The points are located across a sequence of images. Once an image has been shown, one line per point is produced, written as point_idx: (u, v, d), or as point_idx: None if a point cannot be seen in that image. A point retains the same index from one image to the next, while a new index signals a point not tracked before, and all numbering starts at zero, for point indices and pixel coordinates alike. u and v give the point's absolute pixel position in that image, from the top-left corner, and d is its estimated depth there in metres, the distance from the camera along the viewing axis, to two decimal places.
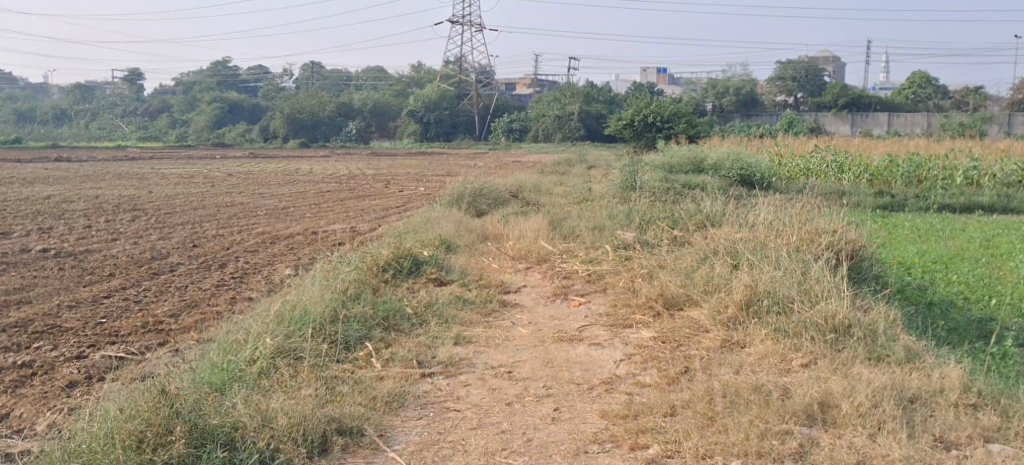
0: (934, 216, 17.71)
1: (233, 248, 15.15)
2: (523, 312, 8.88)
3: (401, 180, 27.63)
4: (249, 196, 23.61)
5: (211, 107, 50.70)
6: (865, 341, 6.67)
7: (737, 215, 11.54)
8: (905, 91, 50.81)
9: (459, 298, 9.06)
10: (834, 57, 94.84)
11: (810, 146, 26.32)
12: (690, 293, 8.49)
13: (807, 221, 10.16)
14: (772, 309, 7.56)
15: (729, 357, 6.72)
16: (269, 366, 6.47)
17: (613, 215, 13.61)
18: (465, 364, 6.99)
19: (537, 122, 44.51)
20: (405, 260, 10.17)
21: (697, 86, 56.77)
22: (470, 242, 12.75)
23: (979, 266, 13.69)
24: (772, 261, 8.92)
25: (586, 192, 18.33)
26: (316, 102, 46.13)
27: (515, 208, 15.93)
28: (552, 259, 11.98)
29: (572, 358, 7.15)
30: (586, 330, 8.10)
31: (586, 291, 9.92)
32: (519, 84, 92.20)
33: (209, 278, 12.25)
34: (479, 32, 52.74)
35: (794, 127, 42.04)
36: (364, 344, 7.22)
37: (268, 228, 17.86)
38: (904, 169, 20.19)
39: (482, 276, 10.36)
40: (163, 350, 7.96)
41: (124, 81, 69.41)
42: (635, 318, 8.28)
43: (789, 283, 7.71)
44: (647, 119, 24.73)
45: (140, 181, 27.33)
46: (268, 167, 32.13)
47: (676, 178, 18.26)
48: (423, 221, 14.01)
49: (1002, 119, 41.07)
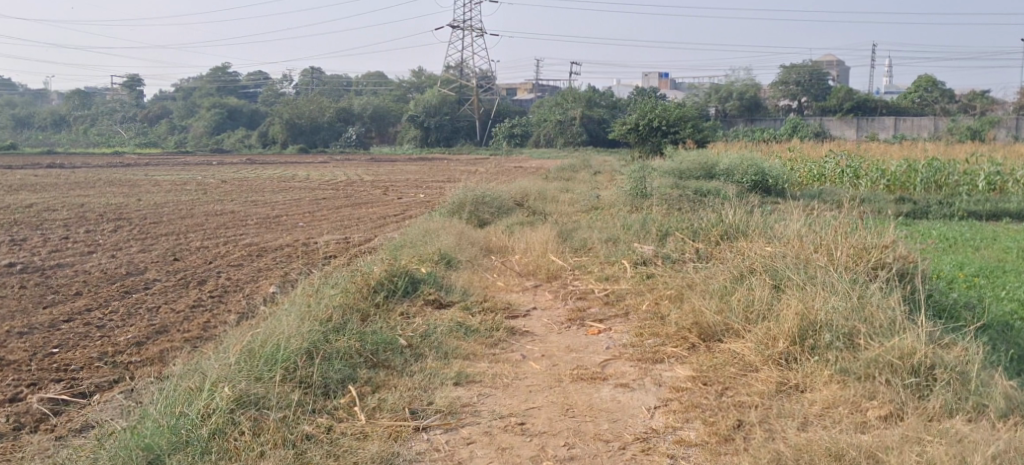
0: (960, 223, 16.50)
1: (216, 262, 13.94)
2: (534, 342, 7.69)
3: (398, 187, 26.46)
4: (240, 204, 22.40)
5: (210, 113, 49.53)
6: (953, 386, 5.59)
7: (767, 226, 10.35)
8: (911, 95, 49.43)
9: (460, 326, 7.87)
10: (836, 60, 93.57)
11: (823, 150, 25.06)
12: (729, 321, 7.31)
13: (849, 230, 8.98)
14: (834, 345, 6.36)
15: (787, 410, 5.60)
16: (227, 424, 5.33)
17: (628, 225, 12.42)
18: (468, 412, 5.82)
19: (539, 127, 43.32)
20: (399, 279, 8.99)
21: (700, 91, 55.58)
22: (472, 256, 11.51)
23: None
24: (821, 283, 7.76)
25: (594, 199, 17.15)
26: (315, 107, 44.93)
27: (520, 218, 14.77)
28: (564, 276, 10.78)
29: (596, 403, 5.99)
30: (609, 366, 6.92)
31: (605, 315, 8.72)
32: (520, 89, 90.85)
33: (186, 297, 11.05)
34: (479, 37, 51.57)
35: (800, 132, 40.89)
36: (347, 388, 6.06)
37: (255, 239, 16.68)
38: (924, 174, 18.97)
39: (485, 298, 9.18)
40: (114, 391, 6.77)
41: (122, 87, 68.30)
42: (666, 352, 7.10)
43: (847, 312, 6.56)
44: (653, 123, 23.53)
45: (132, 188, 26.21)
46: (264, 173, 31.03)
47: (687, 184, 17.12)
48: (421, 233, 12.82)
49: (1011, 123, 39.78)
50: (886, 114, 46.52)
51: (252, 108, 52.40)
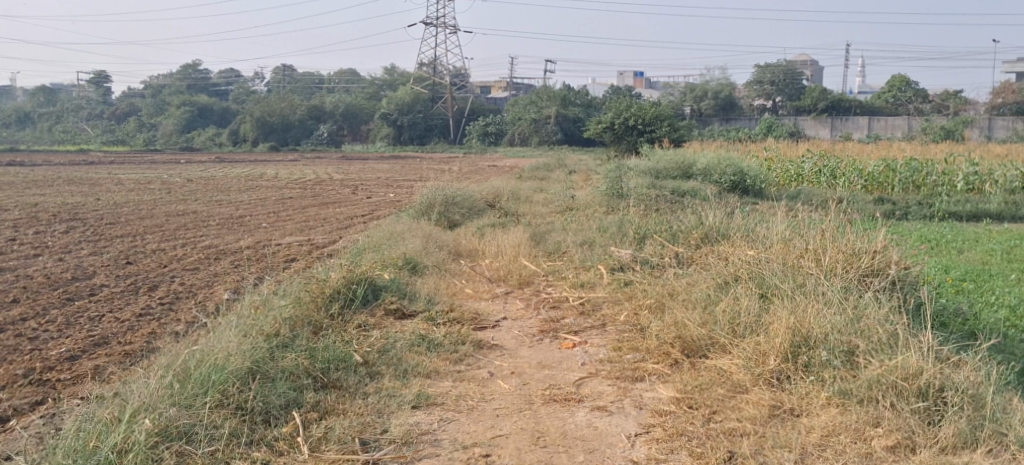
0: (940, 224, 16.01)
1: (171, 266, 13.15)
2: (504, 357, 7.06)
3: (368, 186, 25.68)
4: (204, 204, 21.56)
5: (179, 111, 48.43)
6: (967, 412, 5.06)
7: (749, 229, 9.80)
8: (885, 94, 49.23)
9: (422, 339, 7.23)
10: (808, 60, 93.75)
11: (799, 150, 24.60)
12: (714, 334, 6.72)
13: (838, 233, 8.44)
14: (831, 362, 5.80)
15: (782, 440, 5.06)
16: (147, 461, 4.84)
17: (604, 228, 11.84)
18: (427, 443, 5.30)
19: (514, 126, 42.65)
20: (359, 286, 8.35)
21: (675, 90, 55.17)
22: (440, 261, 10.86)
23: (1010, 284, 11.94)
24: (812, 292, 7.20)
25: (569, 198, 16.50)
26: (287, 105, 44.01)
27: (492, 219, 14.16)
28: (537, 282, 10.16)
29: (569, 430, 5.42)
30: (584, 384, 6.33)
31: (579, 325, 8.12)
32: (495, 86, 90.24)
33: (133, 303, 10.30)
34: (453, 35, 50.81)
35: (775, 132, 40.46)
36: (292, 414, 5.47)
37: (215, 241, 15.92)
38: (903, 174, 18.48)
39: (451, 306, 8.56)
40: (36, 414, 6.09)
41: (89, 83, 66.75)
42: (647, 368, 6.51)
43: (844, 326, 6.01)
44: (628, 122, 22.98)
45: (92, 187, 25.26)
46: (232, 172, 30.14)
47: (664, 184, 16.56)
48: (386, 235, 12.15)
49: (984, 123, 39.59)
50: (859, 114, 46.23)
51: (222, 106, 51.31)
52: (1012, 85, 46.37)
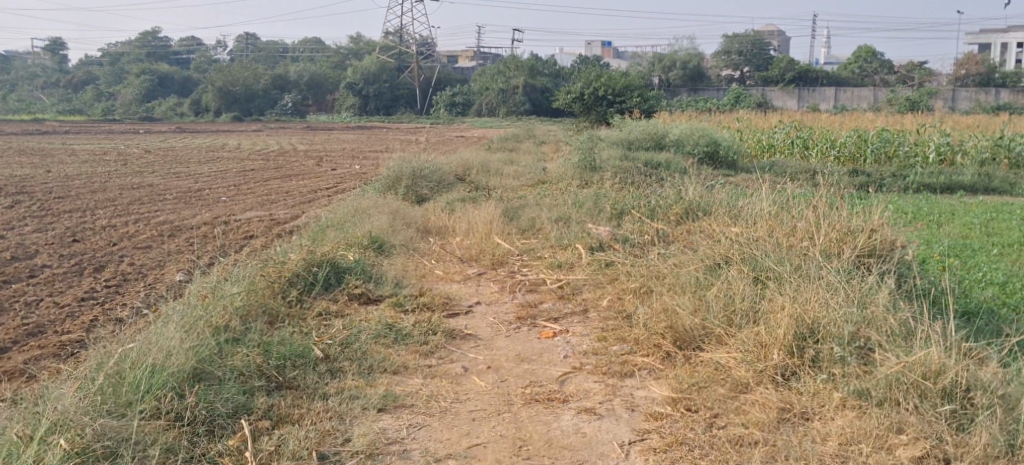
0: (916, 195, 15.49)
1: (120, 244, 12.37)
2: (479, 348, 6.47)
3: (333, 158, 24.86)
4: (161, 177, 20.63)
5: (139, 79, 46.92)
6: (999, 415, 4.61)
7: (733, 205, 9.22)
8: (851, 66, 49.03)
9: (390, 329, 6.58)
10: (775, 31, 93.29)
11: (771, 121, 24.05)
12: (709, 324, 6.15)
13: (829, 210, 7.91)
14: (843, 358, 5.27)
15: (795, 450, 4.63)
16: None
17: (579, 203, 11.19)
18: (396, 454, 4.77)
19: (481, 96, 41.85)
20: (320, 270, 7.70)
21: (644, 59, 54.50)
22: (407, 239, 10.20)
23: (991, 255, 11.40)
24: (811, 275, 6.67)
25: (540, 171, 15.83)
26: (250, 74, 42.77)
27: (461, 193, 13.48)
28: (511, 262, 9.53)
29: (554, 437, 4.94)
30: (568, 381, 5.77)
31: (559, 311, 7.53)
32: (462, 56, 88.90)
33: (76, 287, 9.53)
34: (419, 3, 49.67)
35: (743, 102, 39.92)
36: (241, 424, 4.88)
37: (170, 217, 15.10)
38: (876, 145, 17.85)
39: (420, 290, 7.93)
40: None
41: (45, 51, 64.59)
42: (636, 363, 5.97)
43: (852, 316, 5.48)
44: (598, 92, 22.31)
45: (44, 158, 24.18)
46: (192, 143, 29.09)
47: (637, 156, 16.00)
48: (350, 211, 11.44)
49: (947, 94, 39.36)
50: (827, 85, 45.83)
51: (183, 75, 49.85)
52: (976, 56, 46.16)
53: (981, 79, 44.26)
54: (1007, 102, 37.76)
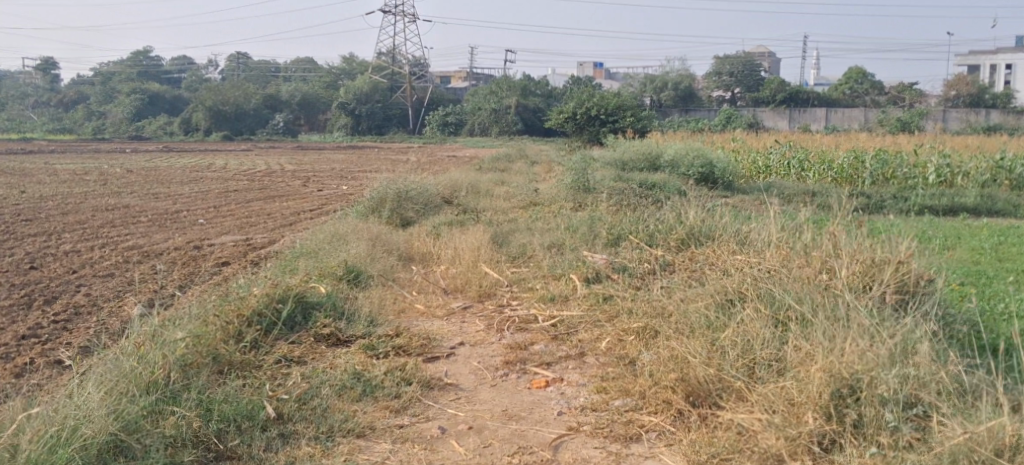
0: (918, 218, 14.63)
1: (80, 271, 11.46)
2: (460, 402, 5.59)
3: (320, 178, 23.97)
4: (139, 197, 19.74)
5: (129, 98, 45.85)
6: None
7: (740, 230, 8.33)
8: (843, 86, 48.32)
9: (357, 378, 5.66)
10: (767, 52, 92.82)
11: (767, 141, 23.24)
12: (726, 376, 5.22)
13: (851, 238, 7.05)
14: (894, 426, 4.46)
15: None
16: None
17: (572, 229, 10.31)
18: None
19: (473, 116, 41.05)
20: (282, 307, 6.79)
21: (636, 79, 53.82)
22: (387, 268, 9.32)
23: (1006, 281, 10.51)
24: (838, 314, 5.81)
25: (532, 192, 14.99)
26: (241, 93, 41.83)
27: (449, 216, 12.64)
28: (499, 295, 8.64)
29: None
30: (563, 446, 4.95)
31: (551, 355, 6.64)
32: (455, 75, 88.16)
33: (20, 321, 8.61)
34: (411, 22, 48.91)
35: (735, 122, 39.20)
36: None
37: (140, 241, 14.19)
38: (874, 165, 16.99)
39: (395, 328, 7.03)
40: None
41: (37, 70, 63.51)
42: (644, 423, 5.14)
43: (899, 373, 4.65)
44: (591, 111, 21.51)
45: (23, 178, 23.25)
46: (178, 162, 28.20)
47: (632, 177, 15.18)
48: (326, 236, 10.57)
49: (938, 115, 38.65)
50: (819, 105, 45.13)
51: (173, 94, 48.91)
52: (967, 76, 45.42)
53: (972, 100, 43.57)
54: (998, 122, 37.05)
